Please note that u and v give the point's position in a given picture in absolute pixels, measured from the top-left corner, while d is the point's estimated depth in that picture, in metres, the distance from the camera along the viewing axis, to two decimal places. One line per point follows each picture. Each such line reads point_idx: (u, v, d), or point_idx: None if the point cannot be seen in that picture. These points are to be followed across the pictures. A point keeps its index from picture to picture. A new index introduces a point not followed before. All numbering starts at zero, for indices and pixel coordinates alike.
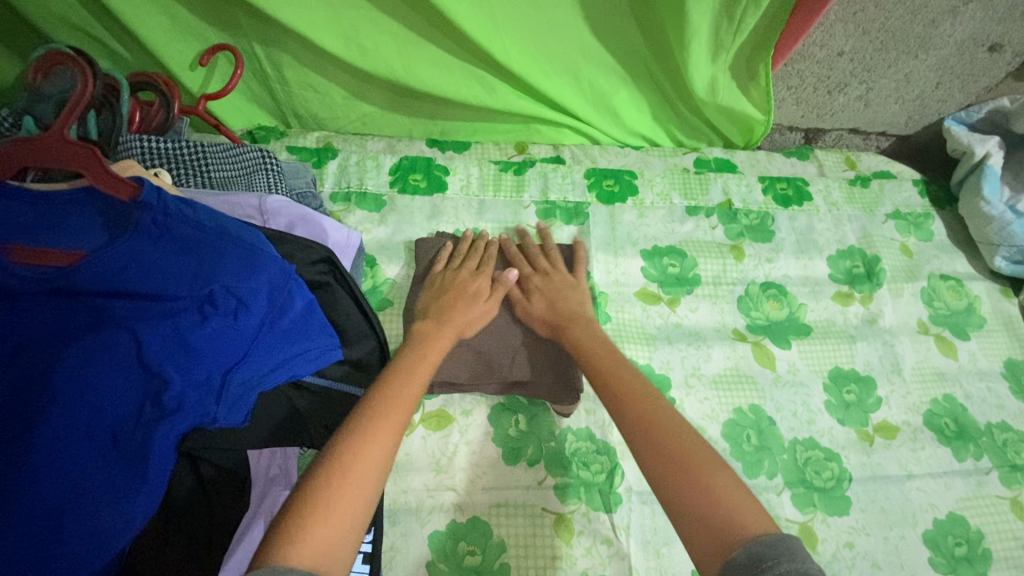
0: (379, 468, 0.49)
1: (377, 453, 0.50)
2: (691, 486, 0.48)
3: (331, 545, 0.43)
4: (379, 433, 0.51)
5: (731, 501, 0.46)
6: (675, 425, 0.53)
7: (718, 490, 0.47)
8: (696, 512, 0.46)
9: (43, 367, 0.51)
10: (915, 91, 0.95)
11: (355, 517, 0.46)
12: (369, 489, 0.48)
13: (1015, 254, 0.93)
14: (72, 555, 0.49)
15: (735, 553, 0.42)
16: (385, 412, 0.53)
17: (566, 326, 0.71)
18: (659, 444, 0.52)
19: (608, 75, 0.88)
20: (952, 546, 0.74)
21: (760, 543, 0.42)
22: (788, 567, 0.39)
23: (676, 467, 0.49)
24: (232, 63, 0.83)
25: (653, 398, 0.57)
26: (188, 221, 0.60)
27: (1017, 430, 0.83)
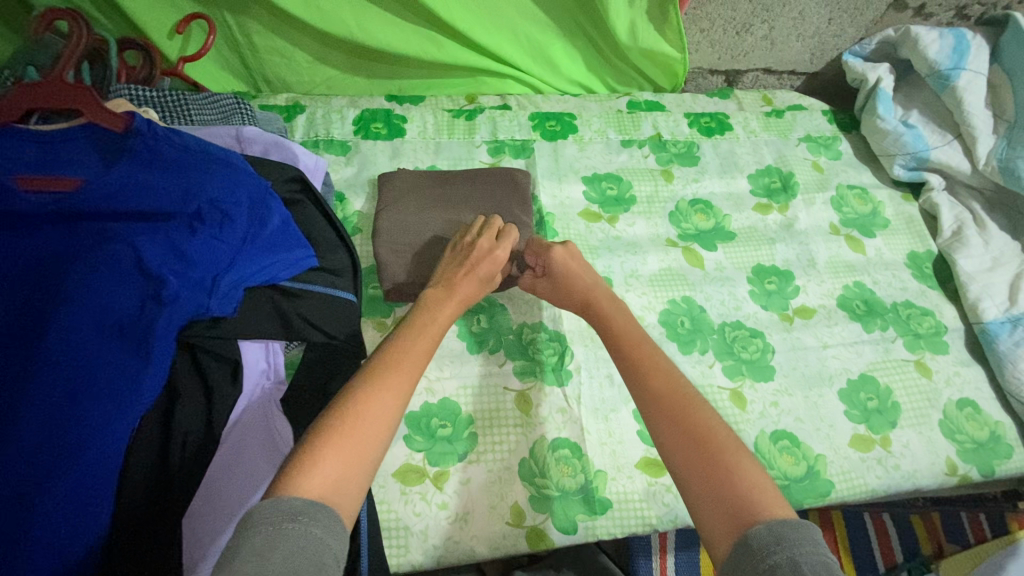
0: (385, 420, 0.56)
1: (383, 405, 0.57)
2: (716, 471, 0.53)
3: (336, 480, 0.50)
4: (387, 387, 0.58)
5: (750, 484, 0.52)
6: (700, 409, 0.59)
7: (740, 473, 0.53)
8: (714, 487, 0.52)
9: (57, 270, 0.61)
10: (812, 27, 1.09)
11: (362, 461, 0.53)
12: (375, 435, 0.55)
13: (911, 162, 1.06)
14: (90, 420, 0.58)
15: (755, 527, 0.48)
16: (393, 372, 0.60)
17: (587, 307, 0.76)
18: (686, 432, 0.57)
19: (542, 27, 1.00)
20: (864, 400, 0.85)
21: (783, 524, 0.47)
22: (806, 549, 0.45)
23: (698, 451, 0.55)
24: (205, 32, 0.94)
25: (682, 382, 0.63)
26: (175, 146, 0.71)
27: (919, 306, 0.95)
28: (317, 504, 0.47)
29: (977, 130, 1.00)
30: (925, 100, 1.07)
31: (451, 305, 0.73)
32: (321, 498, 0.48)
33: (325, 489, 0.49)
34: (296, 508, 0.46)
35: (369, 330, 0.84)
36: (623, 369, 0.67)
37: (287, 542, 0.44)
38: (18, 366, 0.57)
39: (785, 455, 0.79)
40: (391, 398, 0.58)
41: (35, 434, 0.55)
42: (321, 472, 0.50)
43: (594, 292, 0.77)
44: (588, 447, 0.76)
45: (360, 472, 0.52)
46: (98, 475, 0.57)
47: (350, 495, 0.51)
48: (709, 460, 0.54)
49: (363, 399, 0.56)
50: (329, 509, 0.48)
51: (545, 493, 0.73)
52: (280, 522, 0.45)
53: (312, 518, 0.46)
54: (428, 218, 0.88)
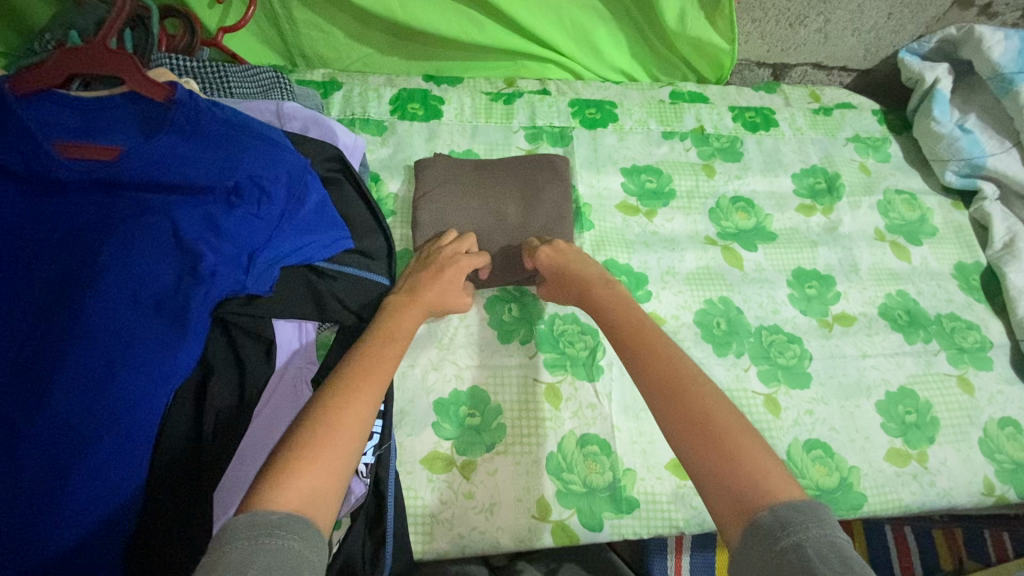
0: (358, 429, 0.54)
1: (356, 414, 0.55)
2: (723, 457, 0.50)
3: (313, 492, 0.48)
4: (358, 398, 0.57)
5: (755, 468, 0.49)
6: (702, 392, 0.56)
7: (746, 458, 0.50)
8: (723, 478, 0.49)
9: (96, 242, 0.60)
10: (869, 22, 1.04)
11: (337, 474, 0.50)
12: (348, 446, 0.52)
13: (964, 168, 1.01)
14: (127, 392, 0.58)
15: (762, 514, 0.45)
16: (365, 382, 0.59)
17: (586, 292, 0.74)
18: (692, 419, 0.54)
19: (587, 11, 0.96)
20: (902, 414, 0.83)
21: (789, 508, 0.44)
22: (814, 533, 0.42)
23: (700, 433, 0.52)
24: (245, 4, 0.92)
25: (683, 365, 0.60)
26: (216, 119, 0.69)
27: (964, 319, 0.92)
28: (293, 517, 0.44)
29: None
30: (984, 104, 1.02)
31: (415, 310, 0.72)
32: (297, 510, 0.45)
33: (301, 499, 0.46)
34: (273, 522, 0.43)
35: None
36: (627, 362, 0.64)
37: (267, 553, 0.40)
38: (56, 333, 0.57)
39: (818, 466, 0.77)
40: (364, 406, 0.56)
41: (72, 402, 0.55)
42: (297, 483, 0.47)
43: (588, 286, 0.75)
44: (617, 445, 0.75)
45: (336, 482, 0.49)
46: (132, 447, 0.57)
47: (327, 505, 0.48)
48: (711, 446, 0.51)
49: (334, 409, 0.55)
50: (305, 521, 0.45)
51: (573, 489, 0.72)
52: (256, 537, 0.41)
53: (288, 530, 0.43)
54: (468, 209, 0.87)
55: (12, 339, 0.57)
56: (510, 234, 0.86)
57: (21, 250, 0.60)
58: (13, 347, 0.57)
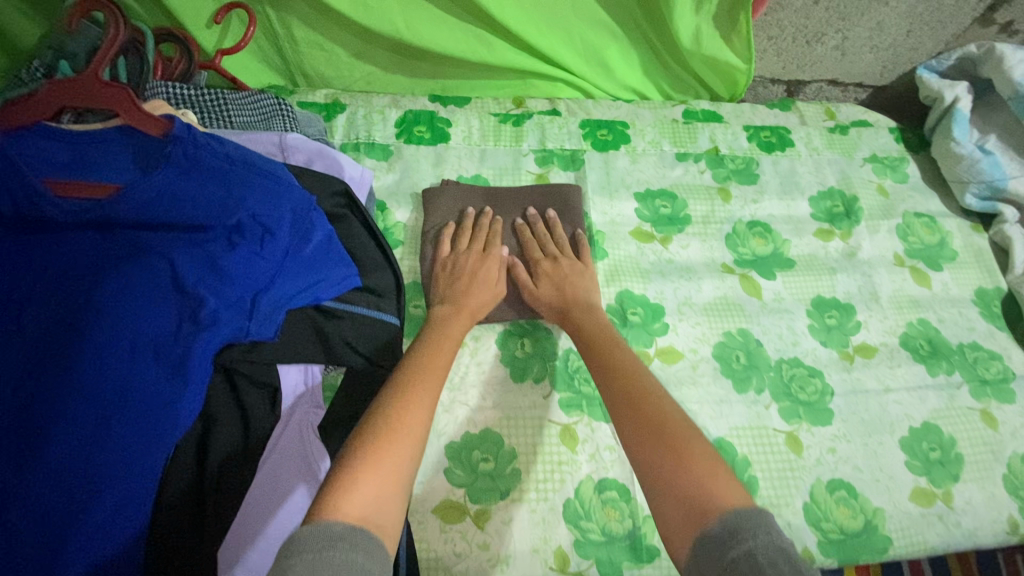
0: (416, 435, 0.54)
1: (412, 421, 0.54)
2: (677, 470, 0.50)
3: (373, 504, 0.47)
4: (413, 410, 0.56)
5: (708, 476, 0.49)
6: (664, 407, 0.57)
7: (697, 468, 0.50)
8: (676, 491, 0.49)
9: (88, 288, 0.56)
10: (888, 39, 1.01)
11: (397, 486, 0.49)
12: (405, 457, 0.52)
13: (985, 191, 0.99)
14: (124, 451, 0.54)
15: (711, 523, 0.44)
16: (419, 389, 0.58)
17: (569, 311, 0.75)
18: (648, 431, 0.55)
19: (599, 30, 0.93)
20: (926, 451, 0.80)
21: (735, 514, 0.44)
22: (761, 538, 0.41)
23: (660, 446, 0.53)
24: (244, 23, 0.88)
25: (646, 381, 0.61)
26: (216, 153, 0.65)
27: (987, 349, 0.90)
28: (356, 529, 0.43)
29: None
30: (1005, 124, 1.00)
31: (462, 319, 0.73)
32: (359, 523, 0.45)
33: (364, 511, 0.46)
34: (336, 534, 0.42)
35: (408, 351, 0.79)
36: (597, 381, 0.64)
37: (330, 564, 0.39)
38: (46, 389, 0.53)
39: (842, 507, 0.75)
40: (421, 414, 0.56)
41: (68, 461, 0.52)
42: (358, 494, 0.47)
43: (570, 306, 0.76)
44: (636, 491, 0.72)
45: (396, 493, 0.49)
46: (131, 508, 0.54)
47: (389, 517, 0.47)
48: (668, 458, 0.51)
49: (389, 416, 0.54)
50: (367, 534, 0.44)
51: (591, 538, 0.69)
52: (320, 547, 0.40)
53: (353, 542, 0.42)
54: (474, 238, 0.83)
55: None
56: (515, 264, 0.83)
57: (8, 296, 0.56)
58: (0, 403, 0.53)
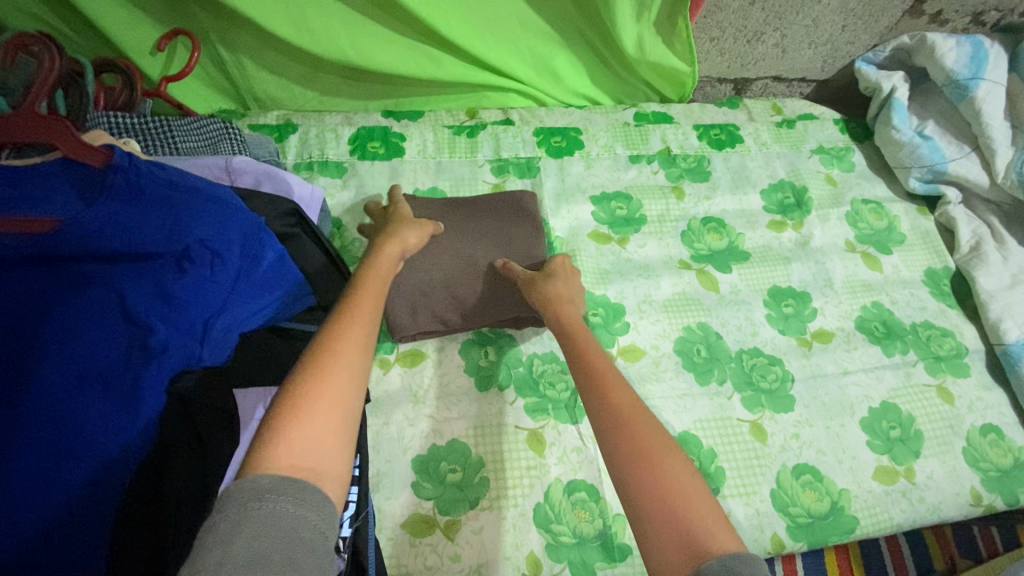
0: (350, 372, 0.52)
1: (347, 358, 0.52)
2: (665, 495, 0.47)
3: (307, 448, 0.46)
4: (347, 345, 0.53)
5: (701, 509, 0.46)
6: (648, 426, 0.53)
7: (685, 500, 0.47)
8: (663, 519, 0.46)
9: (31, 326, 0.54)
10: (824, 35, 1.05)
11: (335, 426, 0.48)
12: (341, 394, 0.50)
13: (927, 175, 1.03)
14: (77, 491, 0.52)
15: (709, 561, 0.42)
16: (349, 327, 0.56)
17: (560, 305, 0.72)
18: (633, 447, 0.51)
19: (545, 40, 0.95)
20: (886, 429, 0.82)
21: (736, 557, 0.42)
22: None
23: (641, 465, 0.50)
24: (189, 49, 0.88)
25: (628, 391, 0.57)
26: (159, 181, 0.66)
27: (939, 327, 0.92)
28: (285, 480, 0.43)
29: (996, 142, 0.98)
30: (941, 111, 1.04)
31: (389, 248, 0.72)
32: (291, 472, 0.44)
33: (296, 458, 0.45)
34: (263, 488, 0.42)
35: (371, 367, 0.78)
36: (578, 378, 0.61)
37: (255, 521, 0.40)
38: None
39: (808, 491, 0.76)
40: (353, 350, 0.53)
41: (17, 505, 0.49)
42: (290, 440, 0.46)
43: (562, 300, 0.73)
44: (605, 490, 0.73)
45: (336, 434, 0.48)
46: (86, 548, 0.52)
47: (329, 457, 0.47)
48: (657, 480, 0.48)
49: (320, 355, 0.52)
50: (299, 484, 0.43)
51: (562, 541, 0.69)
52: (245, 503, 0.41)
53: (284, 493, 0.42)
54: (438, 254, 0.82)
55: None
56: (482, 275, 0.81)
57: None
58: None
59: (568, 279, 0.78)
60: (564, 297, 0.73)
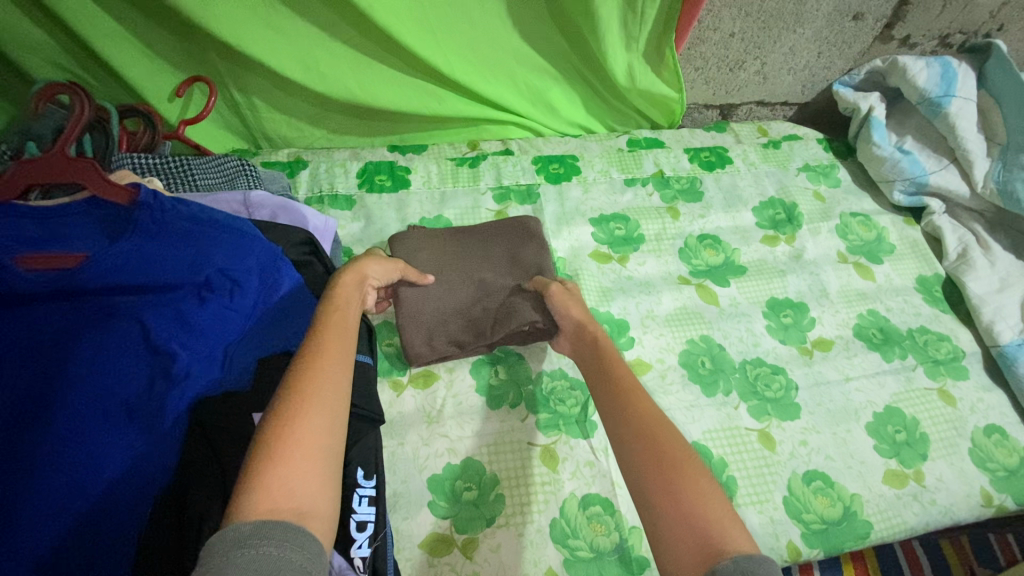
0: (326, 410, 0.51)
1: (323, 396, 0.52)
2: (678, 492, 0.48)
3: (290, 492, 0.44)
4: (321, 383, 0.53)
5: (717, 508, 0.47)
6: (671, 437, 0.54)
7: (698, 498, 0.48)
8: (675, 516, 0.47)
9: (58, 357, 0.56)
10: (802, 62, 1.11)
11: (317, 468, 0.47)
12: (318, 433, 0.49)
13: (910, 187, 1.07)
14: (102, 517, 0.53)
15: (721, 560, 0.42)
16: (321, 364, 0.55)
17: (587, 325, 0.74)
18: (651, 447, 0.53)
19: (540, 74, 1.01)
20: (892, 433, 0.84)
21: (748, 557, 0.41)
22: None
23: (655, 465, 0.51)
24: (206, 94, 0.93)
25: (646, 398, 0.60)
26: (182, 216, 0.67)
27: (935, 332, 0.95)
28: (267, 524, 0.41)
29: (972, 153, 1.03)
30: (918, 127, 1.10)
31: (348, 276, 0.71)
32: (272, 516, 0.42)
33: (277, 503, 0.43)
34: (245, 534, 0.40)
35: (384, 389, 0.80)
36: (597, 390, 0.65)
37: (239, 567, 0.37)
38: (15, 466, 0.50)
39: (820, 497, 0.77)
40: (329, 388, 0.53)
41: (39, 536, 0.49)
42: (271, 485, 0.44)
43: (586, 321, 0.74)
44: (620, 503, 0.73)
45: (317, 475, 0.47)
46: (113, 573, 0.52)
47: (312, 499, 0.45)
48: (672, 477, 0.50)
49: (294, 395, 0.51)
50: (283, 526, 0.41)
51: (580, 555, 0.69)
52: (227, 551, 0.38)
53: (269, 537, 0.40)
54: (446, 284, 0.84)
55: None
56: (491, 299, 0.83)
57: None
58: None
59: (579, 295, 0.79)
60: (587, 321, 0.74)
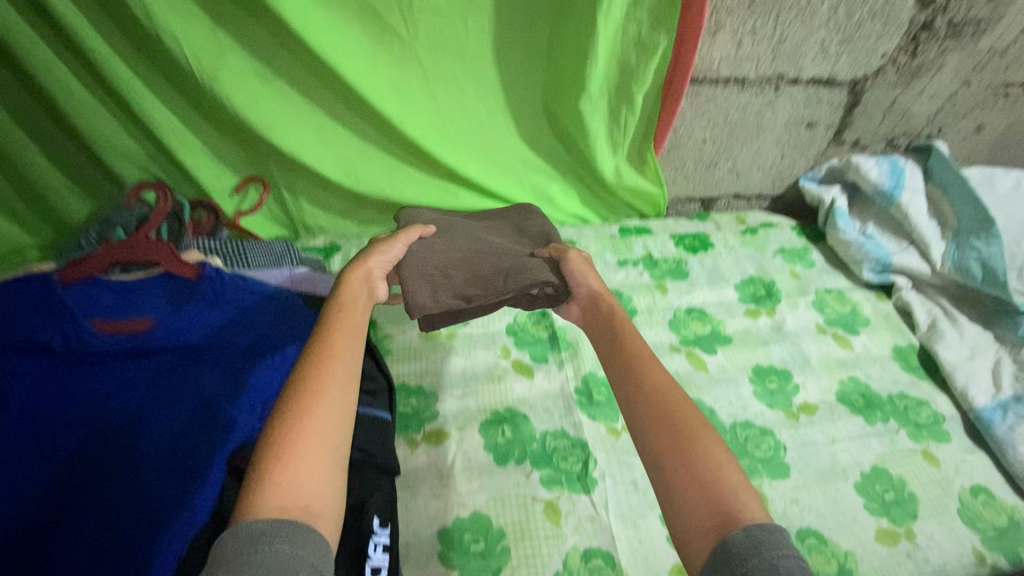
0: (331, 411, 0.54)
1: (329, 400, 0.55)
2: (694, 462, 0.55)
3: (297, 493, 0.49)
4: (329, 382, 0.56)
5: (729, 480, 0.53)
6: (688, 409, 0.59)
7: (714, 471, 0.54)
8: (689, 487, 0.53)
9: (124, 405, 0.68)
10: (769, 161, 1.28)
11: (323, 469, 0.51)
12: (323, 435, 0.53)
13: (877, 266, 1.19)
14: (145, 546, 0.59)
15: (734, 531, 0.49)
16: (329, 363, 0.58)
17: (600, 295, 0.80)
18: (665, 417, 0.59)
19: (541, 173, 1.18)
20: (880, 492, 0.88)
21: (760, 528, 0.49)
22: (784, 553, 0.46)
23: (672, 434, 0.57)
24: (259, 192, 1.10)
25: (658, 366, 0.65)
26: (239, 287, 0.81)
27: (914, 397, 1.01)
28: (276, 525, 0.46)
29: (927, 238, 1.16)
30: (877, 214, 1.24)
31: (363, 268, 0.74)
32: (281, 516, 0.47)
33: (285, 504, 0.48)
34: (257, 533, 0.45)
35: (400, 446, 0.86)
36: (609, 356, 0.70)
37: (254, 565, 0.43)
38: (79, 494, 0.61)
39: (814, 554, 0.80)
40: (335, 390, 0.56)
41: (91, 555, 0.58)
42: (280, 486, 0.49)
43: (600, 290, 0.81)
44: (620, 556, 0.77)
45: (322, 476, 0.51)
46: None
47: (319, 499, 0.50)
48: (686, 447, 0.56)
49: (301, 397, 0.54)
50: (291, 525, 0.47)
51: None
52: (242, 549, 0.44)
53: (279, 535, 0.45)
54: (455, 250, 0.89)
55: (24, 503, 0.60)
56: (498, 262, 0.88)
57: (45, 421, 0.66)
58: (31, 508, 0.60)
59: (585, 261, 0.85)
60: (603, 292, 0.81)
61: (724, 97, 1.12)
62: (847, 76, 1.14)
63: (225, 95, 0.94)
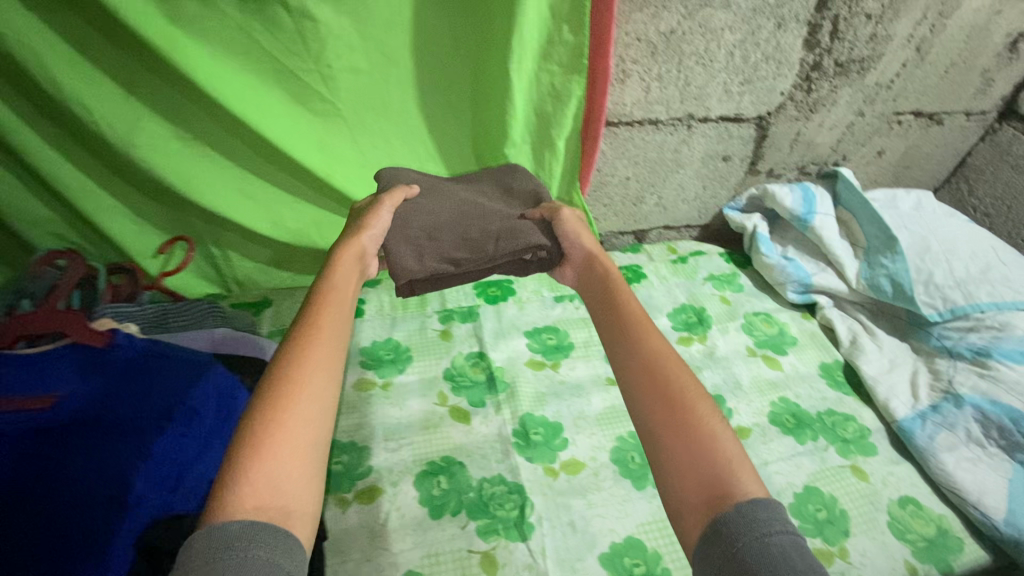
0: (308, 418, 0.58)
1: (306, 406, 0.58)
2: (692, 436, 0.59)
3: (273, 495, 0.51)
4: (308, 389, 0.60)
5: (719, 452, 0.57)
6: (685, 385, 0.63)
7: (709, 444, 0.58)
8: (686, 457, 0.57)
9: (24, 488, 0.62)
10: (692, 193, 1.34)
11: (299, 471, 0.54)
12: (296, 439, 0.56)
13: (799, 287, 1.25)
14: None
15: (722, 507, 0.52)
16: (312, 370, 0.61)
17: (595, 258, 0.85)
18: (660, 392, 0.63)
19: None
20: (814, 512, 0.89)
21: (749, 501, 0.51)
22: (774, 527, 0.48)
23: (672, 410, 0.61)
24: (186, 251, 1.09)
25: (658, 346, 0.69)
26: (152, 354, 0.82)
27: (841, 413, 1.05)
28: (254, 529, 0.47)
29: (842, 258, 1.22)
30: (796, 238, 1.31)
31: (347, 270, 0.78)
32: (261, 519, 0.49)
33: (261, 504, 0.50)
34: (233, 535, 0.46)
35: (330, 507, 0.84)
36: (609, 334, 0.74)
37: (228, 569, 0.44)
38: None
39: None
40: (314, 396, 0.59)
41: None
42: (256, 488, 0.51)
43: (595, 254, 0.86)
44: None
45: (298, 479, 0.54)
46: None
47: (294, 501, 0.53)
48: (681, 419, 0.60)
49: (280, 402, 0.57)
50: (271, 529, 0.48)
51: None
52: (216, 551, 0.45)
53: (256, 539, 0.47)
54: (441, 207, 0.90)
55: None
56: (485, 221, 0.89)
57: None
58: None
59: (576, 221, 0.88)
60: (598, 253, 0.86)
61: (641, 137, 1.18)
62: (753, 113, 1.21)
63: (142, 159, 0.93)
